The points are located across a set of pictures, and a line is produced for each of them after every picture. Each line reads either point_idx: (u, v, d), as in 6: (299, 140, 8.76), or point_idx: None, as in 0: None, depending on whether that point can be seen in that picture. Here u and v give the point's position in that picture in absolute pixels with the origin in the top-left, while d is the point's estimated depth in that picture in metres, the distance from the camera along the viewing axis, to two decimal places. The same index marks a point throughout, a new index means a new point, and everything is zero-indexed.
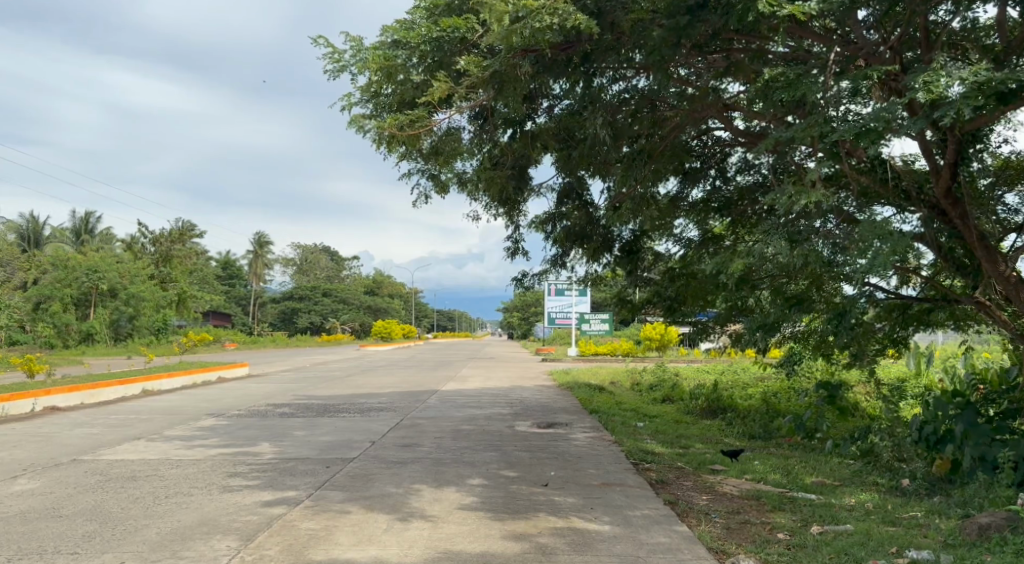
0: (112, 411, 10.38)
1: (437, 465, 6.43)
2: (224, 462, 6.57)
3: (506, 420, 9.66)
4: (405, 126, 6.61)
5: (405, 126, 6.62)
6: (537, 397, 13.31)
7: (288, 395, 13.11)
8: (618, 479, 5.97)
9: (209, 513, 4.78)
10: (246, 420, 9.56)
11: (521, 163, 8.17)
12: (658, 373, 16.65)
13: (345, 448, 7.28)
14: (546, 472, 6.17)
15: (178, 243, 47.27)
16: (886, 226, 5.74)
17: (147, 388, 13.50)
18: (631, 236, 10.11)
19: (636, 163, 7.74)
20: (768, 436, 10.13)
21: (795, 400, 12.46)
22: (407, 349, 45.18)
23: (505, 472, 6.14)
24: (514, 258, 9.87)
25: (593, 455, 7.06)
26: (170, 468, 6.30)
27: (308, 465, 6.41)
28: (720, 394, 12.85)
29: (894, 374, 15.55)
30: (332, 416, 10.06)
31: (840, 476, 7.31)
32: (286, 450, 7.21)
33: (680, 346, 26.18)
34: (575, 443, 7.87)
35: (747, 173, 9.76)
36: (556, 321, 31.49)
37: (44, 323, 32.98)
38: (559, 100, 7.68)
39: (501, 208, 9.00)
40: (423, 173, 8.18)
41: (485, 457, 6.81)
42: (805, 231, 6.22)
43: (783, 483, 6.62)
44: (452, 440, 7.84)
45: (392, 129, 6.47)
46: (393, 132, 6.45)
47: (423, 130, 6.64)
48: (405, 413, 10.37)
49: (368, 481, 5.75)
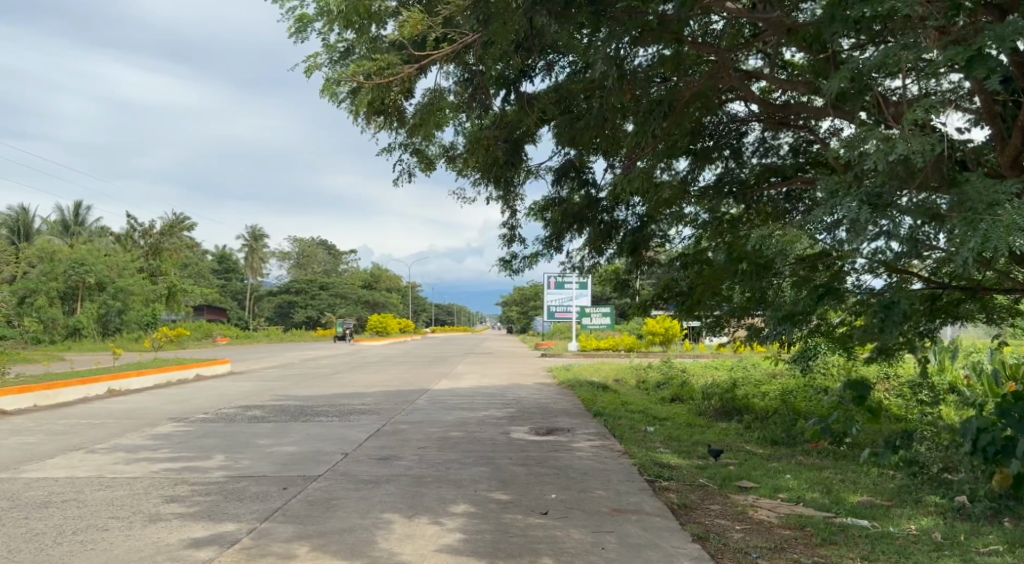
0: (64, 416, 9.33)
1: (416, 485, 5.39)
2: (164, 482, 5.53)
3: (500, 425, 8.64)
4: (373, 75, 5.79)
5: (373, 75, 5.79)
6: (537, 397, 12.28)
7: (267, 395, 12.08)
8: (633, 504, 4.96)
9: (117, 559, 3.76)
10: (209, 426, 8.53)
11: (516, 136, 7.39)
12: (665, 369, 15.64)
13: (311, 463, 6.23)
14: (545, 495, 5.14)
15: (169, 236, 46.01)
16: (1007, 184, 4.29)
17: (114, 388, 12.45)
18: (637, 221, 9.15)
19: (650, 120, 6.66)
20: (793, 442, 9.00)
21: (817, 401, 11.44)
22: (405, 344, 44.11)
23: (495, 495, 5.11)
24: (509, 247, 8.87)
25: (601, 471, 6.04)
26: (96, 489, 5.26)
27: (263, 486, 5.38)
28: (735, 393, 11.85)
29: (915, 371, 14.53)
30: (308, 421, 9.02)
31: (886, 495, 6.27)
32: (242, 465, 6.17)
33: (685, 342, 25.15)
34: (578, 454, 6.83)
35: (763, 156, 9.21)
36: (555, 315, 30.39)
37: (31, 318, 31.99)
38: (561, 56, 6.69)
39: (494, 187, 8.02)
40: (404, 147, 7.22)
41: (474, 475, 5.78)
42: (896, 199, 4.65)
43: (828, 505, 5.60)
44: (438, 451, 6.83)
45: (354, 78, 5.66)
46: (359, 82, 5.62)
47: (397, 81, 5.74)
48: (389, 417, 9.35)
49: (329, 509, 4.72)
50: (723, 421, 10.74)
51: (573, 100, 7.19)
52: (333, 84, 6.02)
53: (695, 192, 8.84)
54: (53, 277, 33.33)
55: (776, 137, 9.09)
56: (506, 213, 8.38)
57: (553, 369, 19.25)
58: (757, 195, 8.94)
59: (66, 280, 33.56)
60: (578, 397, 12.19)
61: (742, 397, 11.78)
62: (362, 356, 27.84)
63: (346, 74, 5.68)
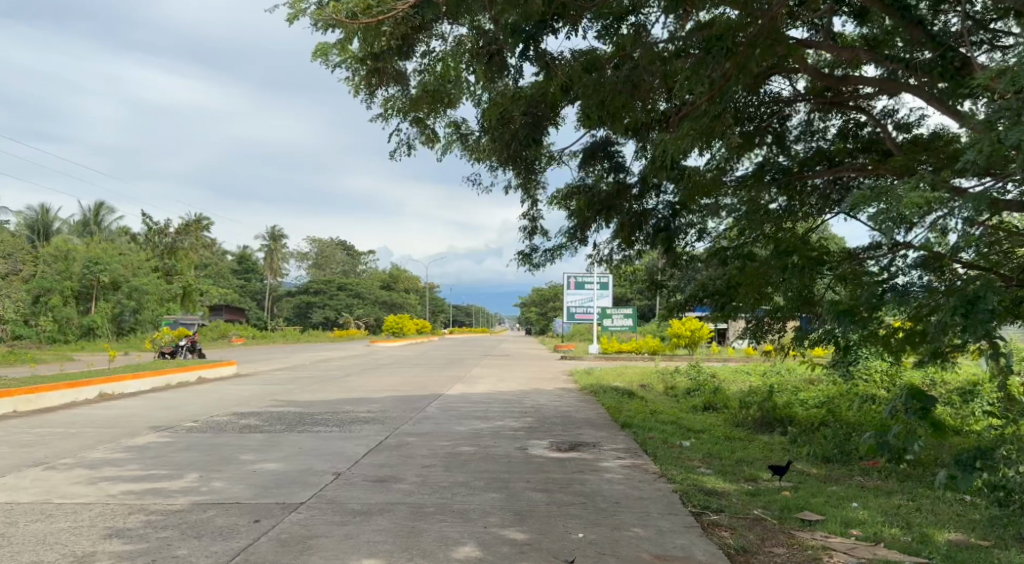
0: (41, 423, 8.54)
1: (413, 519, 4.47)
2: (117, 510, 4.65)
3: (516, 438, 7.74)
4: (358, 14, 5.37)
5: (359, 14, 5.40)
6: (557, 404, 11.33)
7: (267, 400, 11.23)
8: (679, 549, 4.00)
9: None
10: (192, 437, 7.70)
11: (535, 108, 6.53)
12: (693, 374, 14.60)
13: (295, 486, 5.33)
14: (570, 535, 4.20)
15: (187, 236, 45.62)
16: None
17: (105, 392, 11.67)
18: (668, 209, 8.12)
19: (706, 64, 5.36)
20: (846, 460, 7.96)
21: (866, 412, 10.34)
22: (419, 346, 43.19)
23: (509, 535, 4.18)
24: (528, 240, 7.97)
25: (635, 500, 5.08)
26: (31, 521, 4.39)
27: (231, 518, 4.48)
28: (774, 401, 10.83)
29: (966, 378, 13.35)
30: (304, 431, 8.13)
31: (977, 531, 5.20)
32: (213, 489, 5.28)
33: (711, 343, 24.09)
34: (608, 476, 5.85)
35: (808, 141, 8.13)
36: (575, 315, 29.16)
37: (46, 318, 31.61)
38: (585, 9, 5.69)
39: (510, 168, 7.11)
40: (405, 115, 6.58)
41: (484, 504, 4.84)
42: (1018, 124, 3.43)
43: (916, 547, 4.55)
44: (444, 472, 5.90)
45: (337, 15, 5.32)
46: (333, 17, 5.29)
47: (386, 17, 5.26)
48: (393, 427, 8.46)
49: (303, 553, 3.81)
50: (763, 433, 9.72)
51: (601, 68, 6.20)
52: (329, 46, 6.24)
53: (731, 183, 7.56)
54: (67, 276, 32.98)
55: (823, 119, 8.02)
56: (524, 202, 7.55)
57: (574, 373, 18.26)
58: (801, 183, 7.89)
59: (81, 279, 33.18)
60: (602, 404, 11.21)
61: (783, 406, 10.73)
62: (376, 357, 27.00)
63: (328, 12, 5.34)
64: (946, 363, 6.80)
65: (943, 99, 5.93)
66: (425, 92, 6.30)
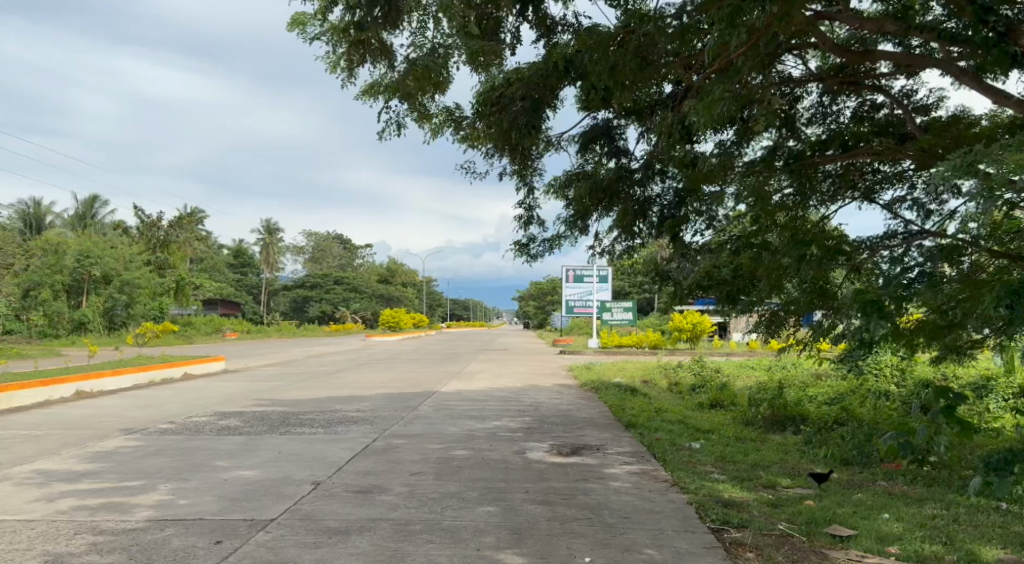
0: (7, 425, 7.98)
1: (397, 539, 3.95)
2: (63, 529, 4.12)
3: (514, 440, 7.22)
4: None
5: None
6: (557, 402, 10.81)
7: (252, 399, 10.68)
8: None
9: None
10: (166, 440, 7.16)
11: (533, 87, 5.96)
12: (698, 369, 14.08)
13: (268, 499, 4.80)
14: (575, 559, 3.67)
15: (182, 229, 44.95)
16: None
17: (83, 390, 11.11)
18: (674, 197, 7.57)
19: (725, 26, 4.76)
20: (866, 463, 7.41)
21: (880, 410, 9.84)
22: (417, 340, 42.62)
23: (506, 559, 3.66)
24: (525, 230, 7.41)
25: (645, 513, 4.56)
26: None
27: (190, 538, 3.96)
28: (784, 399, 10.30)
29: (980, 373, 12.84)
30: (286, 433, 7.60)
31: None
32: (177, 502, 4.74)
33: (712, 337, 23.60)
34: (615, 485, 5.32)
35: (819, 125, 7.55)
36: (574, 310, 28.56)
37: (36, 312, 30.97)
38: None
39: (505, 152, 6.52)
40: (390, 90, 6.02)
41: (477, 520, 4.32)
42: None
43: None
44: (435, 480, 5.38)
45: None
46: None
47: None
48: (383, 428, 7.92)
49: None
50: (774, 433, 9.20)
51: (604, 39, 5.61)
52: (306, 17, 5.69)
53: (739, 169, 6.99)
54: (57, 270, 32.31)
55: (837, 101, 7.43)
56: (521, 189, 7.00)
57: (573, 369, 17.76)
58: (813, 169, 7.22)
59: (72, 274, 32.55)
60: (604, 403, 10.68)
61: (794, 404, 10.21)
62: (371, 352, 26.42)
63: None
64: (974, 359, 6.26)
65: (974, 74, 5.45)
66: (413, 68, 5.73)
